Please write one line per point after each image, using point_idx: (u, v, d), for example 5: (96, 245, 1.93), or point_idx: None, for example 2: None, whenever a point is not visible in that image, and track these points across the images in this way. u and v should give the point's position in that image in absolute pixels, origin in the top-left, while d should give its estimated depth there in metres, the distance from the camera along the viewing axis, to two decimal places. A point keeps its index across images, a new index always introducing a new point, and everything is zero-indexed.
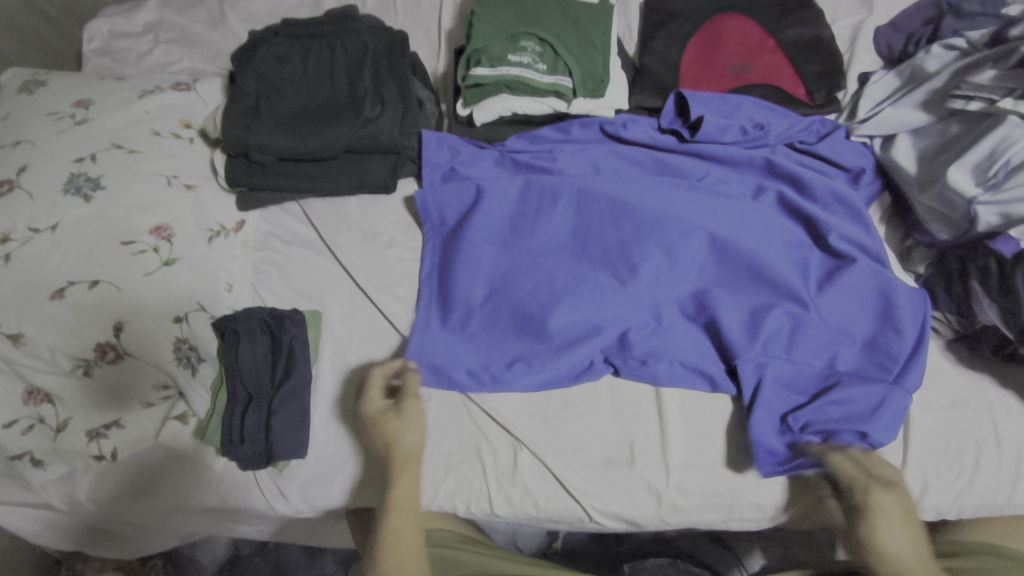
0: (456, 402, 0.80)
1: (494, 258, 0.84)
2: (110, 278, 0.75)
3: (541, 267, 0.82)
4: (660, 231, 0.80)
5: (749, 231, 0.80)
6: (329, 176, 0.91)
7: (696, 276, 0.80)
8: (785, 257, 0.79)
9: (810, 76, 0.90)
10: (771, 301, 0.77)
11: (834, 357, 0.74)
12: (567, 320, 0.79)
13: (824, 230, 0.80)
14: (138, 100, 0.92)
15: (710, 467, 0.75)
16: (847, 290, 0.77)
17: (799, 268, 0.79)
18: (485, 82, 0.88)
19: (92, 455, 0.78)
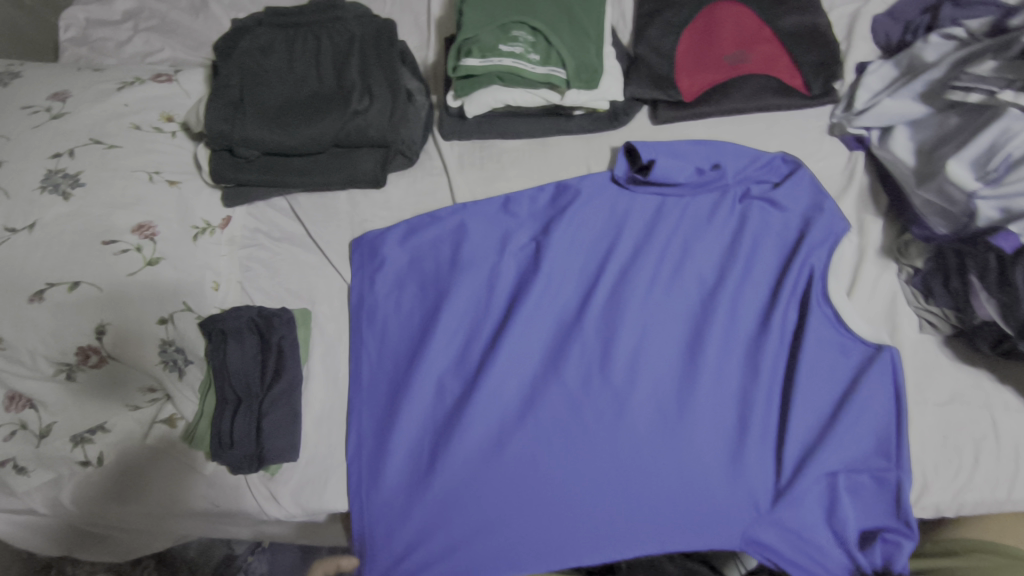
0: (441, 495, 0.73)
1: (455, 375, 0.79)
2: (91, 280, 0.73)
3: (504, 381, 0.77)
4: (628, 315, 0.78)
5: (723, 304, 0.77)
6: (318, 170, 0.89)
7: (671, 369, 0.76)
8: (764, 323, 0.76)
9: (807, 66, 0.88)
10: (750, 379, 0.74)
11: (833, 430, 0.69)
12: (545, 435, 0.73)
13: (793, 291, 0.76)
14: (117, 93, 0.89)
15: None
16: (824, 351, 0.73)
17: (778, 332, 0.75)
18: (475, 73, 0.86)
19: (77, 460, 0.76)
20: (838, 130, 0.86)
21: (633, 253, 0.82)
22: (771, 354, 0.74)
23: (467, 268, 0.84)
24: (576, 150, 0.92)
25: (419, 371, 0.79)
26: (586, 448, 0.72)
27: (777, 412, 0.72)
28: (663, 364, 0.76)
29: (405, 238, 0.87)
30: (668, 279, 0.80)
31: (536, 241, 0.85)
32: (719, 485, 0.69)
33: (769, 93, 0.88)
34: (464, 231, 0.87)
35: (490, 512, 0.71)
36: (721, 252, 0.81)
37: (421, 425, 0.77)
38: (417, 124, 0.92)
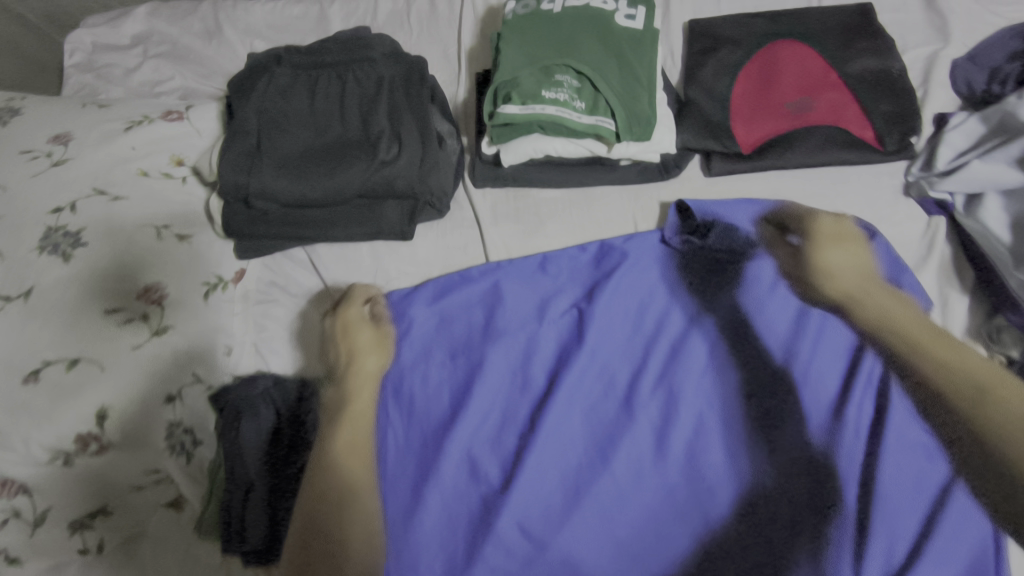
0: None
1: (491, 459, 0.71)
2: (92, 357, 0.66)
3: (545, 472, 0.69)
4: (683, 402, 0.71)
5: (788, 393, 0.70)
6: (339, 223, 0.81)
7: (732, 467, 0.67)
8: (832, 415, 0.68)
9: (881, 116, 0.80)
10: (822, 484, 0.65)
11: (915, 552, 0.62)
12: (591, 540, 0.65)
13: (867, 381, 0.69)
14: (123, 134, 0.81)
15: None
16: (904, 454, 0.66)
17: (850, 428, 0.67)
18: (515, 121, 0.78)
19: (74, 548, 0.68)
20: (916, 191, 0.78)
21: (684, 328, 0.75)
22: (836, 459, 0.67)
23: (504, 339, 0.77)
24: (620, 203, 0.85)
25: (452, 454, 0.72)
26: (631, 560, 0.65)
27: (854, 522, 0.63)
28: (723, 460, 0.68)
29: (435, 300, 0.80)
30: (723, 360, 0.72)
31: (576, 310, 0.78)
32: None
33: (837, 145, 0.80)
34: (499, 294, 0.80)
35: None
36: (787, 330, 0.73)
37: (451, 518, 0.69)
38: (448, 170, 0.84)
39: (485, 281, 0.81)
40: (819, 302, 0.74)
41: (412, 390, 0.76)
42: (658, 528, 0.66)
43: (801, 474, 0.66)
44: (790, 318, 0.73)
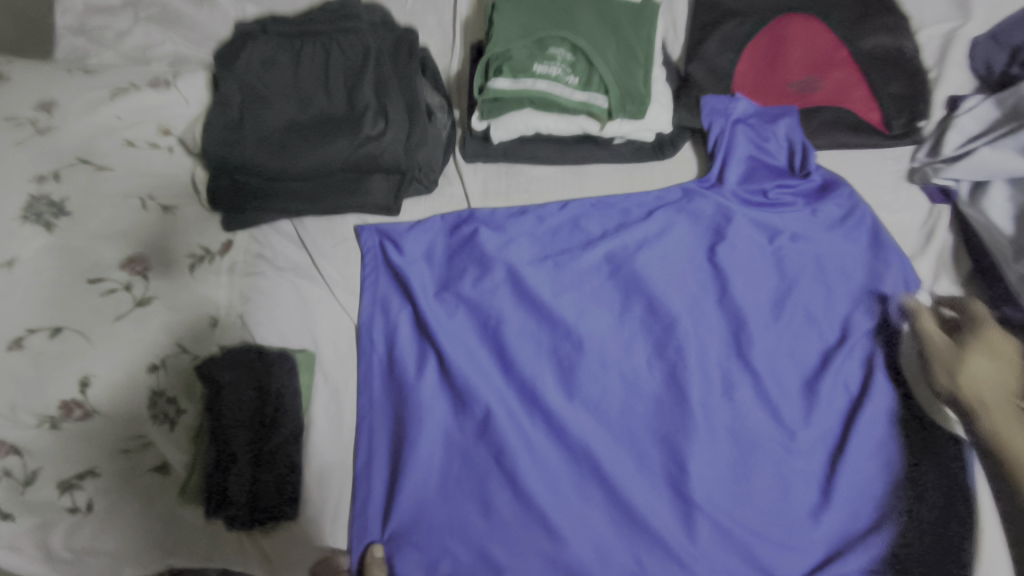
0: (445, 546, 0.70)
1: (462, 365, 0.76)
2: (76, 326, 0.67)
3: (581, 385, 0.74)
4: (669, 365, 0.74)
5: (749, 307, 0.75)
6: (325, 197, 0.80)
7: (729, 429, 0.71)
8: (802, 331, 0.74)
9: (889, 97, 0.77)
10: (807, 432, 0.70)
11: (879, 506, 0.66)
12: (619, 456, 0.71)
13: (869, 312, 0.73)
14: (109, 102, 0.80)
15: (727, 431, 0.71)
16: (880, 408, 0.70)
17: (823, 333, 0.74)
18: (504, 95, 0.75)
19: (64, 507, 0.67)
20: (920, 177, 0.74)
21: (638, 235, 0.79)
22: (837, 417, 0.71)
23: (470, 215, 0.83)
24: (612, 184, 0.82)
25: (430, 377, 0.78)
26: (643, 509, 0.69)
27: (865, 457, 0.68)
28: (750, 425, 0.71)
29: (414, 227, 0.84)
30: (702, 325, 0.75)
31: (544, 210, 0.82)
32: (782, 539, 0.66)
33: (842, 128, 0.77)
34: (457, 220, 0.84)
35: (514, 553, 0.69)
36: (804, 300, 0.75)
37: (435, 447, 0.74)
38: (437, 146, 0.83)
39: (440, 221, 0.84)
40: (767, 197, 0.77)
41: (400, 307, 0.83)
42: (623, 457, 0.71)
43: (764, 422, 0.71)
44: (737, 216, 0.77)
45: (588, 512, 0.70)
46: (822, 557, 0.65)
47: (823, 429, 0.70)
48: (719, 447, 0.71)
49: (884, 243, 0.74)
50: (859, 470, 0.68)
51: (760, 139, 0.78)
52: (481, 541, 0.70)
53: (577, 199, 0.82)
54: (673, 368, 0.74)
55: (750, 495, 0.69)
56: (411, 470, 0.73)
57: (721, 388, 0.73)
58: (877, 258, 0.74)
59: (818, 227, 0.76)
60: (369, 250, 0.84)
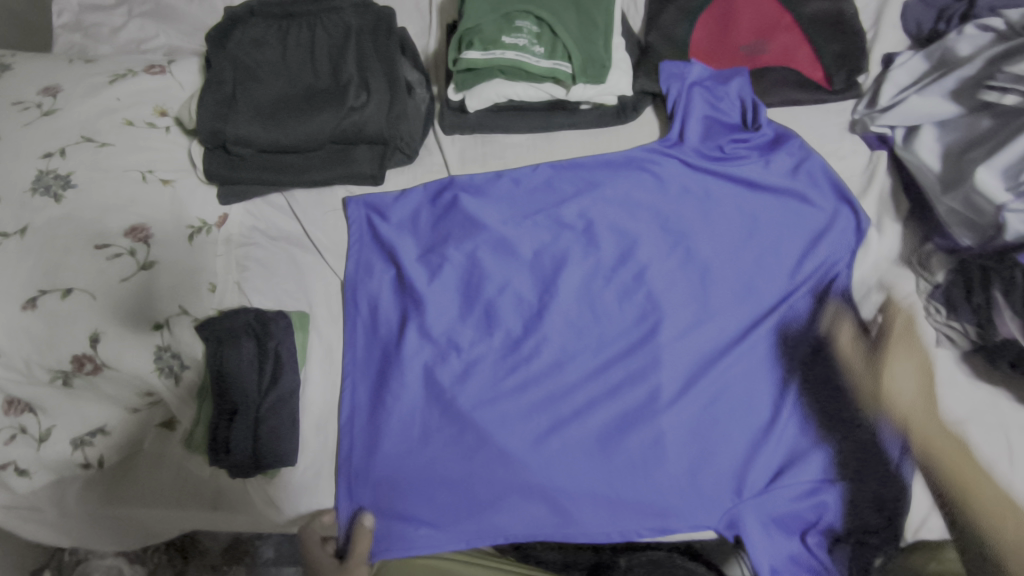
0: (438, 485, 0.76)
1: (449, 319, 0.83)
2: (84, 286, 0.72)
3: (559, 330, 0.81)
4: (639, 310, 0.81)
5: (711, 254, 0.81)
6: (314, 167, 0.86)
7: (694, 361, 0.78)
8: (761, 273, 0.80)
9: (831, 57, 0.84)
10: (764, 360, 0.77)
11: (830, 423, 0.73)
12: (592, 393, 0.78)
13: (823, 252, 0.79)
14: (108, 87, 0.86)
15: (694, 367, 0.78)
16: (832, 338, 0.76)
17: (781, 275, 0.80)
18: (477, 66, 0.81)
19: (77, 462, 0.74)
20: (860, 127, 0.81)
21: (607, 193, 0.85)
22: (793, 347, 0.77)
23: (451, 181, 0.88)
24: (581, 147, 0.89)
25: (416, 331, 0.82)
26: (616, 438, 0.76)
27: (819, 382, 0.75)
28: (712, 356, 0.78)
29: (399, 196, 0.89)
30: (669, 272, 0.81)
31: (520, 174, 0.87)
32: (741, 457, 0.74)
33: (789, 85, 0.84)
34: (439, 186, 0.89)
35: (496, 483, 0.75)
36: (763, 242, 0.81)
37: (418, 399, 0.80)
38: (417, 118, 0.89)
39: (423, 189, 0.89)
40: (724, 152, 0.83)
41: (384, 271, 0.87)
42: (598, 395, 0.78)
43: (727, 356, 0.77)
44: (698, 173, 0.84)
45: (568, 446, 0.76)
46: (779, 470, 0.73)
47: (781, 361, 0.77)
48: (686, 381, 0.77)
49: (833, 189, 0.80)
50: (812, 394, 0.75)
51: (714, 99, 0.85)
52: (471, 477, 0.76)
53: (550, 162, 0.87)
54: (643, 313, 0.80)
55: (715, 422, 0.75)
56: (404, 417, 0.79)
57: (687, 327, 0.79)
58: (827, 204, 0.80)
59: (772, 177, 0.82)
60: (353, 219, 0.89)
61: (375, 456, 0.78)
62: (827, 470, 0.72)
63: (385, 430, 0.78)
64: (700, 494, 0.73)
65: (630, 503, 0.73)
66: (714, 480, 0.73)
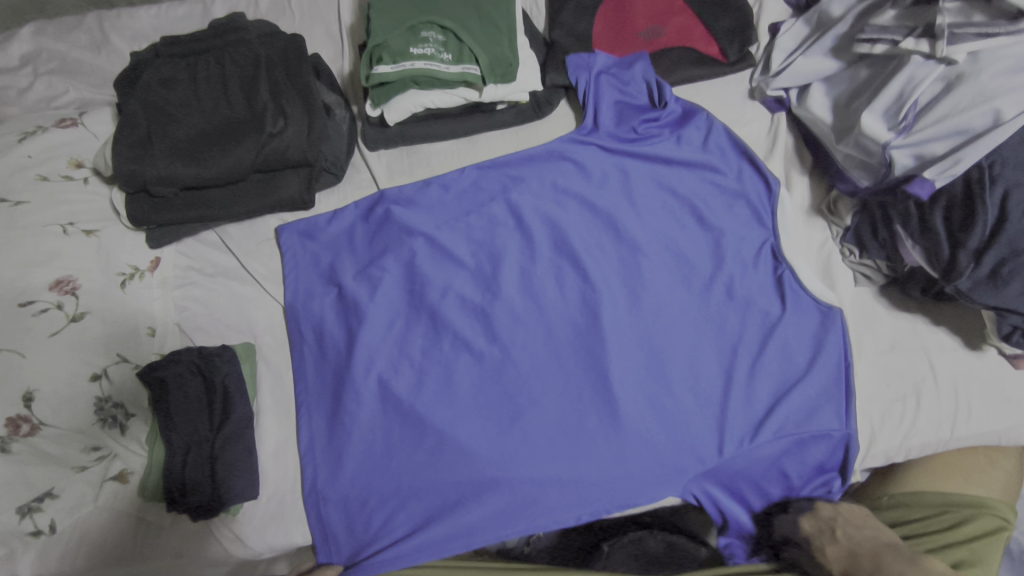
0: (404, 495, 0.75)
1: (395, 329, 0.82)
2: (11, 346, 0.69)
3: (505, 325, 0.81)
4: (579, 292, 0.82)
5: (640, 229, 0.84)
6: (241, 199, 0.86)
7: (636, 333, 0.80)
8: (690, 240, 0.83)
9: (722, 31, 0.89)
10: (705, 322, 0.79)
11: (772, 374, 0.77)
12: (546, 380, 0.79)
13: (747, 213, 0.83)
14: (18, 144, 0.84)
15: (640, 341, 0.79)
16: (762, 294, 0.80)
17: (707, 241, 0.83)
18: (389, 79, 0.83)
19: (25, 532, 0.66)
20: (759, 93, 0.87)
21: (532, 186, 0.87)
22: (730, 307, 0.80)
23: (381, 195, 0.89)
24: (504, 147, 0.92)
25: (364, 346, 0.81)
26: (575, 420, 0.77)
27: (759, 337, 0.78)
28: (656, 327, 0.80)
29: (331, 218, 0.89)
30: (603, 253, 0.84)
31: (448, 179, 0.89)
32: (697, 421, 0.76)
33: (689, 63, 0.89)
34: (371, 202, 0.89)
35: (462, 484, 0.75)
36: (687, 211, 0.84)
37: (374, 415, 0.79)
38: (339, 137, 0.90)
39: (354, 208, 0.90)
40: (638, 132, 0.87)
41: (325, 294, 0.86)
42: (551, 380, 0.79)
43: (668, 325, 0.80)
44: (616, 155, 0.87)
45: (528, 437, 0.76)
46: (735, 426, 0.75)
47: (722, 323, 0.79)
48: (633, 355, 0.79)
49: (744, 154, 0.85)
50: (753, 350, 0.78)
51: (620, 85, 0.89)
52: (437, 484, 0.75)
53: (477, 163, 0.89)
54: (583, 294, 0.82)
55: (667, 390, 0.77)
56: (362, 434, 0.79)
57: (627, 303, 0.81)
58: (737, 170, 0.85)
59: (687, 150, 0.86)
60: (284, 247, 0.88)
61: (340, 478, 0.77)
62: (780, 421, 0.74)
63: (347, 451, 0.77)
64: (662, 462, 0.74)
65: (595, 483, 0.74)
66: (674, 447, 0.75)
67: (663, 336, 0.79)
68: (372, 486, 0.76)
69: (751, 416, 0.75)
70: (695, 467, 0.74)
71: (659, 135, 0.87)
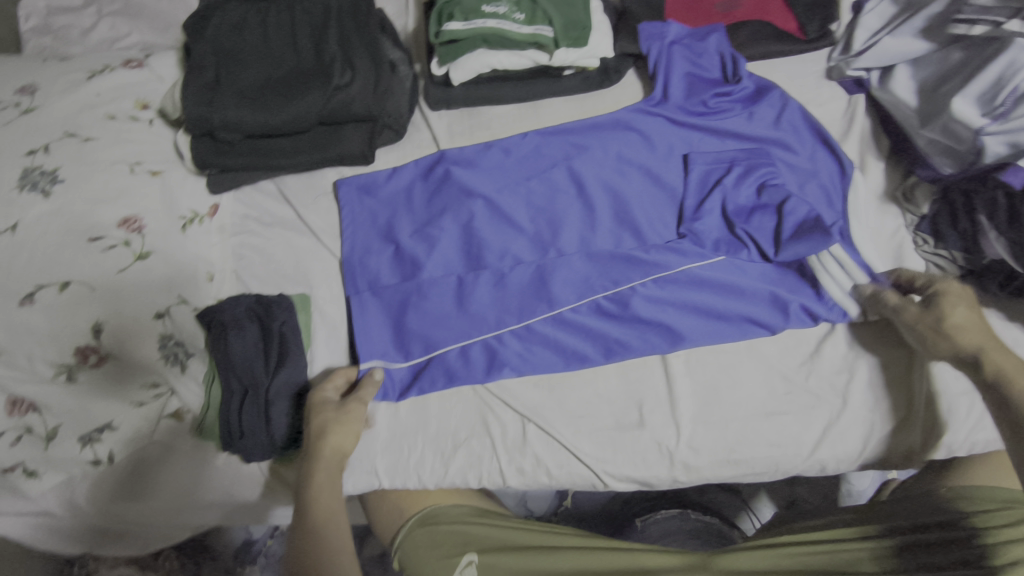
0: (453, 449, 0.76)
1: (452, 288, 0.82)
2: (82, 278, 0.70)
3: (563, 290, 0.80)
4: (637, 261, 0.81)
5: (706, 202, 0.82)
6: (302, 150, 0.86)
7: (693, 307, 0.79)
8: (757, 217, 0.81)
9: (802, 7, 0.87)
10: (765, 301, 0.78)
11: (832, 358, 0.76)
12: (599, 345, 0.79)
13: (819, 192, 0.81)
14: (87, 82, 0.84)
15: (698, 318, 0.79)
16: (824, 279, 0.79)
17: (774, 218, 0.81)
18: (460, 37, 0.82)
19: (86, 460, 0.74)
20: (837, 73, 0.85)
21: (597, 153, 0.86)
22: (791, 288, 0.79)
23: (441, 154, 0.88)
24: (568, 113, 0.90)
25: (421, 301, 0.82)
26: (627, 390, 0.77)
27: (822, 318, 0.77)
28: (715, 303, 0.79)
29: (389, 175, 0.89)
30: (665, 225, 0.83)
31: (510, 142, 0.88)
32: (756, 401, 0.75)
33: (766, 38, 0.87)
34: (431, 161, 0.89)
35: (514, 444, 0.76)
36: (756, 186, 0.82)
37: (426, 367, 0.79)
38: (402, 94, 0.89)
39: (413, 167, 0.89)
40: (708, 106, 0.85)
41: (382, 250, 0.86)
42: (606, 348, 0.78)
43: (727, 301, 0.79)
44: (685, 127, 0.86)
45: (582, 402, 0.77)
46: (793, 409, 0.74)
47: (786, 305, 0.78)
48: (692, 328, 0.78)
49: (819, 133, 0.83)
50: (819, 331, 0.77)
51: (692, 56, 0.87)
52: (491, 442, 0.76)
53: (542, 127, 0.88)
54: (644, 264, 0.81)
55: (725, 365, 0.77)
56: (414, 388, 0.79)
57: (688, 275, 0.80)
58: (807, 149, 0.83)
59: (758, 126, 0.85)
60: (341, 202, 0.88)
61: (388, 429, 0.77)
62: (835, 407, 0.74)
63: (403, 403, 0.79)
64: (714, 438, 0.74)
65: (645, 454, 0.75)
66: (728, 426, 0.74)
67: (724, 311, 0.78)
68: (421, 442, 0.77)
69: (810, 400, 0.75)
70: (751, 448, 0.74)
71: (731, 109, 0.85)
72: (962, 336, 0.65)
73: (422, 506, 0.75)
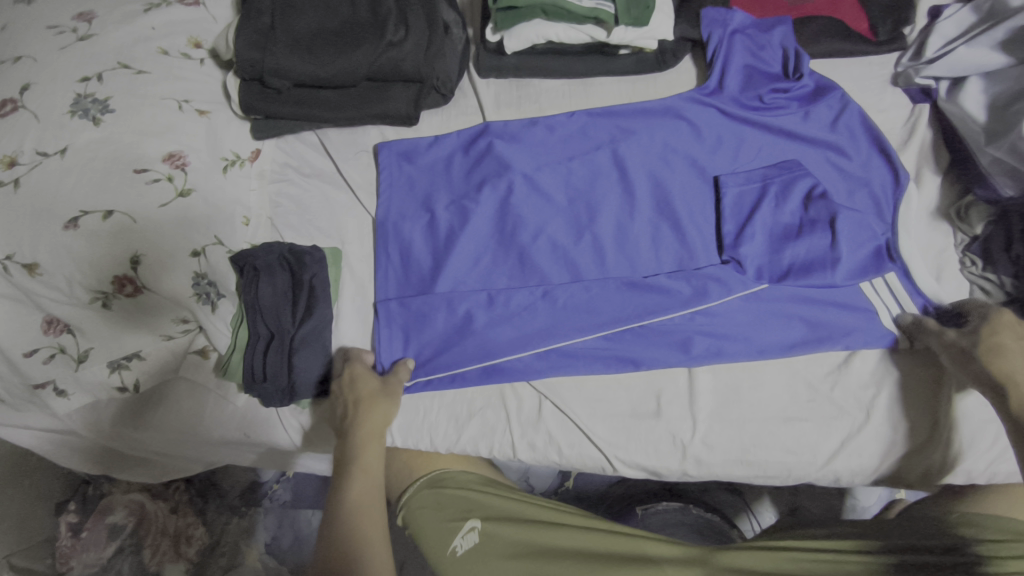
0: (468, 418, 0.77)
1: (483, 261, 0.82)
2: (124, 209, 0.71)
3: (592, 293, 0.79)
4: (671, 254, 0.80)
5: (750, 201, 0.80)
6: (348, 104, 0.85)
7: (723, 306, 0.78)
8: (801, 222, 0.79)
9: (878, 8, 0.84)
10: (802, 337, 0.76)
11: (859, 373, 0.75)
12: (624, 333, 0.78)
13: (868, 203, 0.79)
14: (144, 14, 0.84)
15: (728, 316, 0.77)
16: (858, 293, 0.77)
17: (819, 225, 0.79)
18: (518, 4, 0.80)
19: (114, 385, 0.77)
20: (904, 80, 0.83)
21: (643, 138, 0.84)
22: (828, 325, 0.76)
23: (485, 126, 0.87)
24: (617, 93, 0.88)
25: (451, 270, 0.82)
26: (646, 380, 0.77)
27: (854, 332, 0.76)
28: (748, 329, 0.77)
29: (432, 142, 0.89)
30: (705, 219, 0.81)
31: (557, 120, 0.86)
32: (775, 406, 0.75)
33: (833, 36, 0.84)
34: (476, 131, 0.88)
35: (529, 420, 0.77)
36: (801, 195, 0.79)
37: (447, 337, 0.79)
38: (453, 58, 0.88)
39: (456, 136, 0.88)
40: (764, 101, 0.83)
41: (416, 215, 0.86)
42: (630, 337, 0.78)
43: (758, 304, 0.78)
44: (737, 122, 0.83)
45: (600, 388, 0.77)
46: (812, 417, 0.74)
47: (817, 315, 0.77)
48: (719, 328, 0.77)
49: (878, 140, 0.81)
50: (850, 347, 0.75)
51: (752, 49, 0.85)
52: (507, 415, 0.77)
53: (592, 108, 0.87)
54: (677, 258, 0.80)
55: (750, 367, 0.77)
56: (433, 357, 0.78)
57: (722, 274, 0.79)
58: (861, 156, 0.81)
59: (812, 129, 0.82)
60: (380, 163, 0.88)
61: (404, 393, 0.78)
62: (857, 421, 0.73)
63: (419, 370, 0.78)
64: (730, 437, 0.74)
65: (659, 446, 0.75)
66: (745, 426, 0.74)
67: (753, 314, 0.77)
68: (437, 408, 0.77)
69: (833, 411, 0.74)
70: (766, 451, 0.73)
71: (789, 107, 0.83)
72: (1006, 369, 0.64)
73: (431, 468, 0.76)
